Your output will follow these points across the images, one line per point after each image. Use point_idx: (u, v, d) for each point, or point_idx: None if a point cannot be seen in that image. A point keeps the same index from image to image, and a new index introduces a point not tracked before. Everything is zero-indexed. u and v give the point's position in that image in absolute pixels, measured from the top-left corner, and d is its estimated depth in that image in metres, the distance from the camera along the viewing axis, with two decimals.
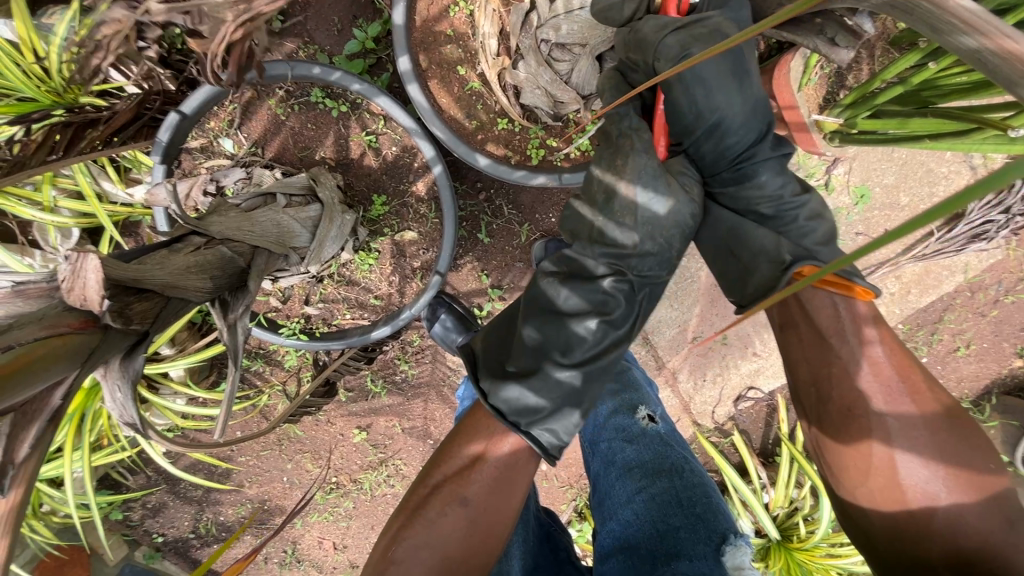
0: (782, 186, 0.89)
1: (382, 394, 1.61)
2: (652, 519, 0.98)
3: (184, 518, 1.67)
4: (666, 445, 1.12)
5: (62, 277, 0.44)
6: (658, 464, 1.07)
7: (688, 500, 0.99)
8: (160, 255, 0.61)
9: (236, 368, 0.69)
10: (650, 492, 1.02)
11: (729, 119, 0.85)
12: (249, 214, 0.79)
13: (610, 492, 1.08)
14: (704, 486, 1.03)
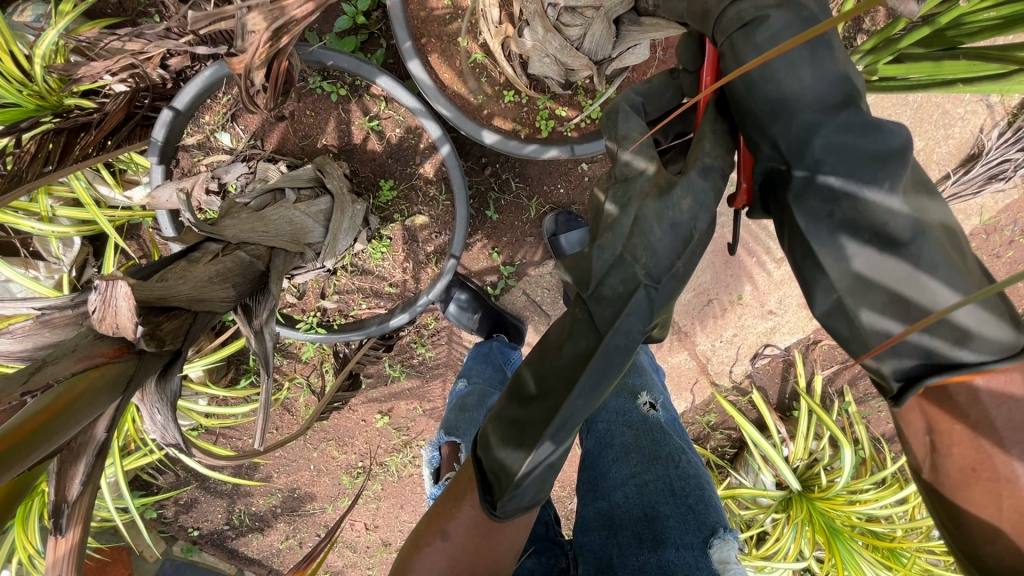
0: (824, 203, 0.61)
1: (402, 378, 1.61)
2: (642, 503, 0.90)
3: (216, 511, 1.70)
4: (665, 433, 1.01)
5: (92, 307, 0.43)
6: (655, 451, 0.97)
7: (681, 489, 0.90)
8: (179, 267, 0.58)
9: (268, 374, 0.68)
10: (644, 478, 0.93)
11: (797, 93, 0.60)
12: (261, 214, 0.76)
13: (604, 476, 0.98)
14: (698, 477, 0.93)
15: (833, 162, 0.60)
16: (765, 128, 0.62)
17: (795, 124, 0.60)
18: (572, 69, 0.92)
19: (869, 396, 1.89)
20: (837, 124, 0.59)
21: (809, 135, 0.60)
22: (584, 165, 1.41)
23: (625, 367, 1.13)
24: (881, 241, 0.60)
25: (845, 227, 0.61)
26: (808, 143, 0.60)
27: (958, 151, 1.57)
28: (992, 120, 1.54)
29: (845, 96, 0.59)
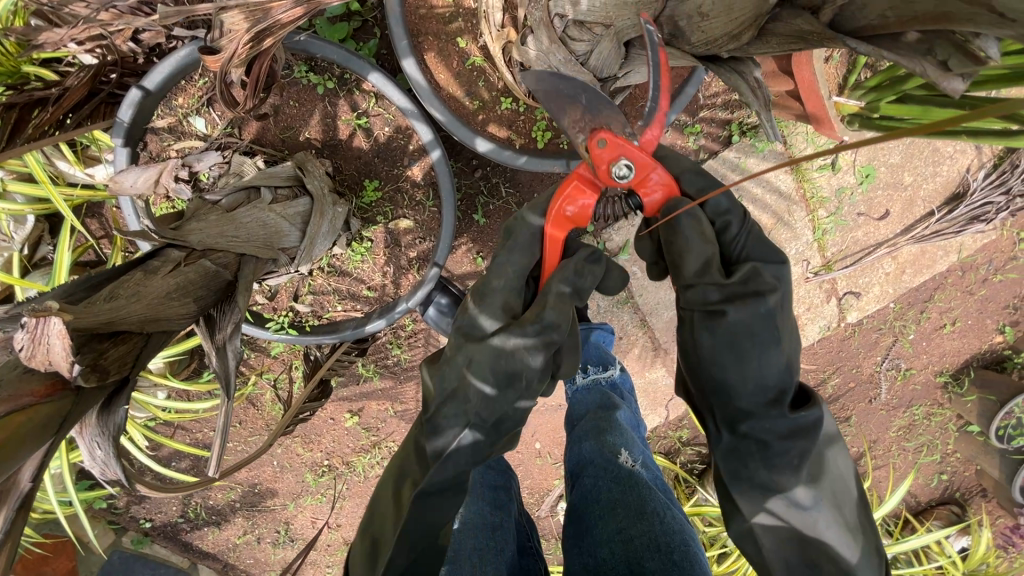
0: (761, 451, 0.76)
1: (375, 378, 1.56)
2: (625, 559, 0.87)
3: (171, 503, 1.63)
4: (650, 487, 0.99)
5: (19, 344, 0.37)
6: (641, 506, 0.95)
7: (665, 545, 0.88)
8: (134, 279, 0.53)
9: (227, 395, 0.63)
10: (628, 534, 0.91)
11: (750, 366, 0.75)
12: (231, 215, 0.71)
13: (590, 531, 0.96)
14: (683, 534, 0.91)
15: (753, 441, 0.76)
16: (726, 381, 0.76)
17: (736, 383, 0.75)
18: None
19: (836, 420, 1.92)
20: (752, 394, 0.75)
21: (744, 396, 0.76)
22: (577, 175, 1.38)
23: (605, 421, 1.10)
24: (780, 498, 0.75)
25: (766, 477, 0.76)
26: (747, 405, 0.76)
27: (943, 189, 1.58)
28: (977, 161, 1.56)
29: (786, 377, 0.75)
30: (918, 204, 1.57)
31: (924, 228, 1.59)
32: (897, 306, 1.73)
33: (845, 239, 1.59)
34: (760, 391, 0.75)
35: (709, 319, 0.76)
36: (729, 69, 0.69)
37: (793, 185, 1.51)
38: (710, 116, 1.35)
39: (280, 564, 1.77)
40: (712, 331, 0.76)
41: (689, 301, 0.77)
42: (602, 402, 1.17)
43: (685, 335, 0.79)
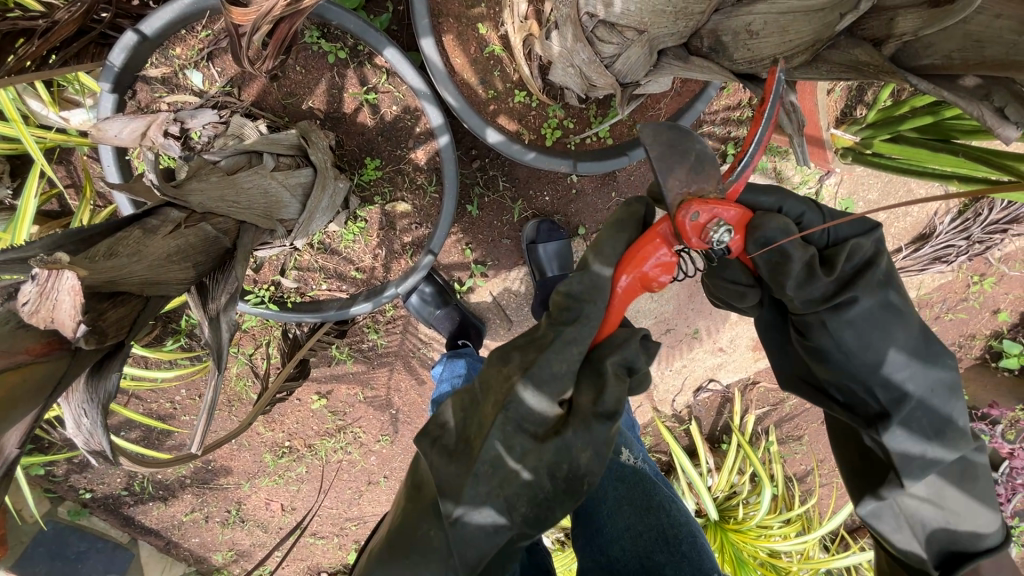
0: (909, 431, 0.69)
1: (347, 362, 1.51)
2: (636, 554, 0.88)
3: (115, 475, 1.53)
4: (653, 482, 1.00)
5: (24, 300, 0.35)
6: (647, 500, 0.95)
7: (673, 536, 0.89)
8: (133, 235, 0.49)
9: (219, 370, 0.60)
10: (636, 529, 0.91)
11: (877, 332, 0.69)
12: (233, 178, 0.67)
13: (597, 528, 0.94)
14: (689, 525, 0.92)
15: (909, 426, 0.69)
16: (867, 373, 0.69)
17: (875, 361, 0.69)
18: (595, 85, 0.86)
19: (790, 438, 1.99)
20: (887, 383, 0.69)
21: (888, 371, 0.69)
22: (574, 177, 1.38)
23: None
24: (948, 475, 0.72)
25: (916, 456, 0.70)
26: (891, 383, 0.69)
27: (912, 229, 1.65)
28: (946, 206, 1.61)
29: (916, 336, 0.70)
30: (888, 240, 1.63)
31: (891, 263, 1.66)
32: None
33: None
34: (888, 376, 0.69)
35: (837, 310, 0.68)
36: (767, 90, 0.64)
37: None
38: (708, 134, 1.38)
39: (227, 545, 1.70)
40: (853, 323, 0.68)
41: (808, 305, 0.68)
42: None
43: (818, 337, 0.70)
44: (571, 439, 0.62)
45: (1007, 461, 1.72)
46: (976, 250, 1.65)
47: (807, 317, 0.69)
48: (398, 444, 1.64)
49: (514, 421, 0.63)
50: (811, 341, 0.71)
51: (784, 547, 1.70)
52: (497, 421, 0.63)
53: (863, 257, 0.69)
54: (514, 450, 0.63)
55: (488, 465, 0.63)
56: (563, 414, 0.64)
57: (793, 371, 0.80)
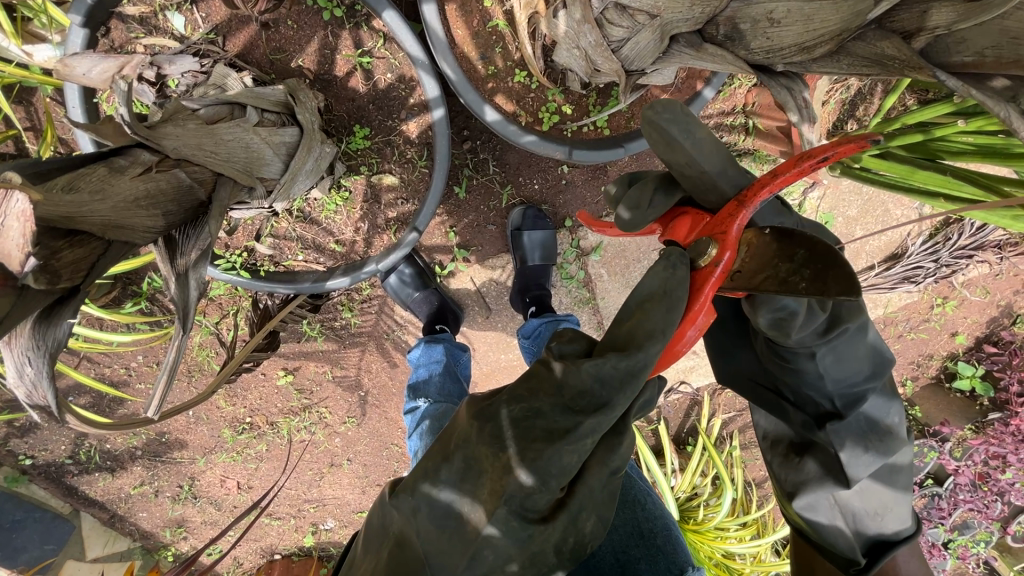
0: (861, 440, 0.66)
1: (318, 339, 1.46)
2: (613, 549, 0.87)
3: (59, 442, 1.45)
4: (630, 477, 1.02)
5: None
6: (623, 495, 0.97)
7: (649, 531, 0.90)
8: (98, 174, 0.45)
9: (183, 327, 0.55)
10: (612, 523, 0.93)
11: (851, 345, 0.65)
12: (212, 128, 0.62)
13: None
14: (664, 520, 0.94)
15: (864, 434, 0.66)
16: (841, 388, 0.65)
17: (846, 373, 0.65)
18: (599, 70, 0.83)
19: (752, 443, 2.03)
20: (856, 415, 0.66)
21: (853, 379, 0.66)
22: (565, 168, 1.35)
23: None
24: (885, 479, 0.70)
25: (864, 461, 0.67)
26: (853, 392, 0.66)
27: (885, 249, 1.68)
28: (919, 228, 1.63)
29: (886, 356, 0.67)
30: (862, 257, 1.65)
31: (862, 279, 1.68)
32: None
33: None
34: (857, 399, 0.66)
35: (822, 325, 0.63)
36: (780, 85, 0.67)
37: None
38: None
39: (176, 522, 1.62)
40: (836, 350, 0.64)
41: (803, 339, 0.62)
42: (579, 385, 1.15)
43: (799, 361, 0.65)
44: (582, 505, 0.57)
45: (953, 478, 1.80)
46: (943, 273, 1.68)
47: (796, 348, 0.64)
48: (364, 427, 1.59)
49: (523, 507, 0.54)
50: (790, 365, 0.66)
51: (739, 549, 1.73)
52: (508, 509, 0.54)
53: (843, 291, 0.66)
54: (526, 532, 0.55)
55: (493, 548, 0.55)
56: (574, 483, 0.57)
57: (743, 377, 0.75)
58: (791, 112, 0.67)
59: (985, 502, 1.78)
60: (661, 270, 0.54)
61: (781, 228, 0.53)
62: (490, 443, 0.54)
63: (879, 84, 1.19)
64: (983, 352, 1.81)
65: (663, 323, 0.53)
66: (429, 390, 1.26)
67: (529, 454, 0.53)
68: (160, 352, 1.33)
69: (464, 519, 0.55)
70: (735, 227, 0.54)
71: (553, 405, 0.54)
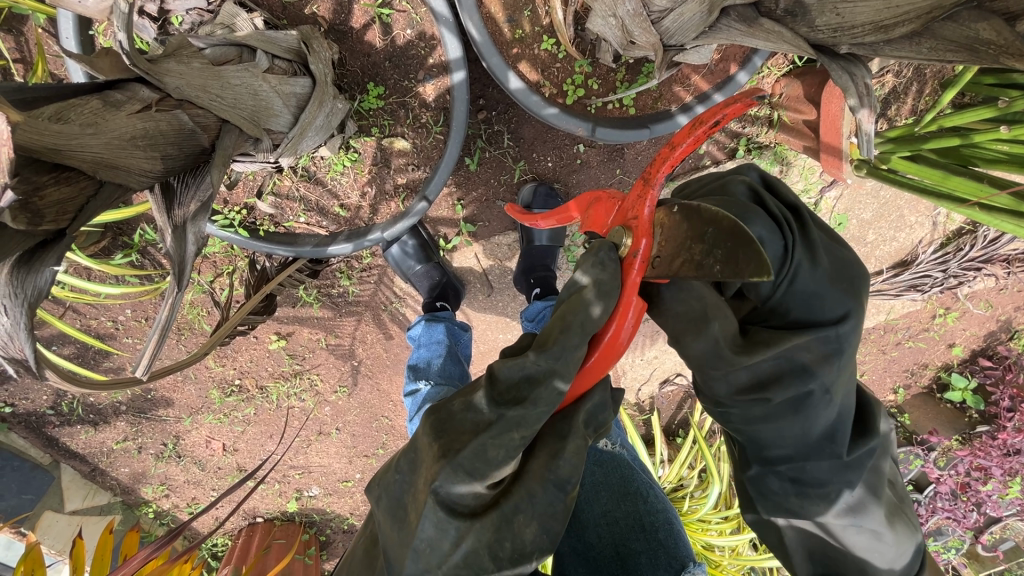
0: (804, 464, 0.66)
1: (314, 306, 1.42)
2: (611, 542, 0.90)
3: (41, 392, 1.41)
4: (632, 469, 1.03)
5: None
6: (625, 488, 0.98)
7: (650, 525, 0.92)
8: (91, 105, 0.40)
9: (178, 283, 0.52)
10: (614, 517, 0.94)
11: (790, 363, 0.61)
12: (218, 70, 0.57)
13: (575, 513, 0.97)
14: (666, 513, 0.95)
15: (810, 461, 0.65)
16: (787, 414, 0.63)
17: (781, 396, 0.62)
18: (635, 42, 0.77)
19: None
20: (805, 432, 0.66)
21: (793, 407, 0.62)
22: (581, 147, 1.30)
23: None
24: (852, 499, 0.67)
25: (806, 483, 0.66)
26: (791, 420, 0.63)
27: (895, 254, 1.63)
28: (931, 236, 1.59)
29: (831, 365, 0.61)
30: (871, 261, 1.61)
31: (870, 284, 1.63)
32: None
33: None
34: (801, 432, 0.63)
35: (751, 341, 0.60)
36: (841, 67, 0.63)
37: None
38: None
39: (158, 480, 1.60)
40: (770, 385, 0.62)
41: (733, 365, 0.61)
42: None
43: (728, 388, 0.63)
44: (523, 511, 0.55)
45: (934, 486, 1.80)
46: (950, 284, 1.65)
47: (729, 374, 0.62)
48: (355, 397, 1.57)
49: (453, 498, 0.54)
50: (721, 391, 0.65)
51: (720, 542, 1.73)
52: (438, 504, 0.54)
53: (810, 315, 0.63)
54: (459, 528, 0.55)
55: (429, 542, 0.55)
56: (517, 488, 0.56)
57: None
58: (850, 96, 0.62)
59: (964, 511, 1.78)
60: (591, 267, 0.55)
61: (688, 207, 0.53)
62: (427, 433, 0.57)
63: (915, 83, 1.14)
64: (978, 366, 1.81)
65: (586, 320, 0.53)
66: (430, 372, 1.24)
67: (455, 446, 0.54)
68: (150, 307, 1.28)
69: (410, 508, 0.58)
70: (646, 210, 0.55)
71: (481, 398, 0.56)
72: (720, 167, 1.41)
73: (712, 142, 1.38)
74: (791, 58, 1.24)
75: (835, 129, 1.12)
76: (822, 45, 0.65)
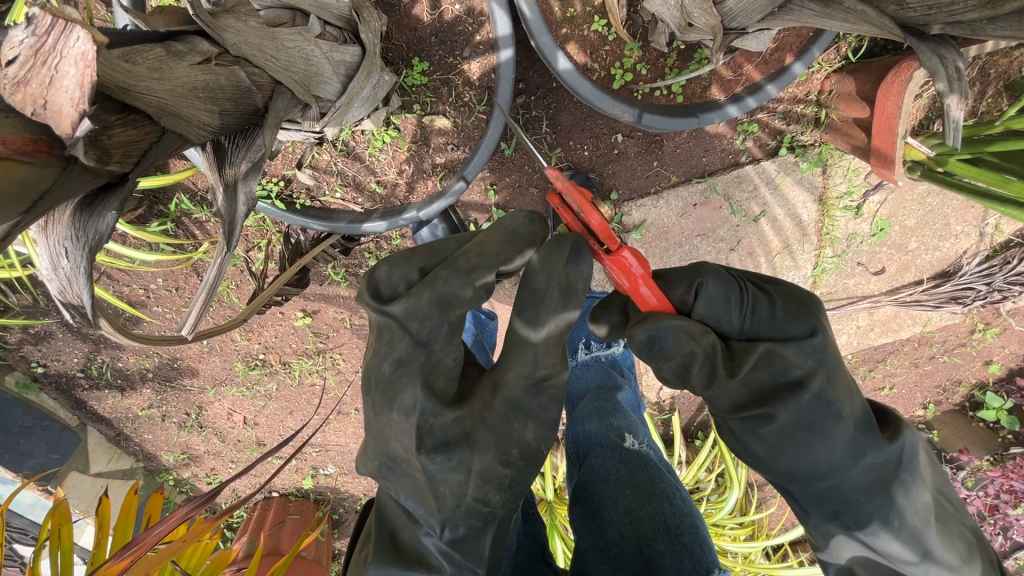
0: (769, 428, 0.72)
1: (340, 285, 1.42)
2: (636, 542, 0.88)
3: (72, 354, 1.43)
4: (658, 470, 1.01)
5: (14, 58, 0.28)
6: (650, 488, 0.95)
7: (676, 528, 0.90)
8: (156, 53, 0.39)
9: (228, 240, 0.51)
10: (637, 517, 0.92)
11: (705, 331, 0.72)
12: (273, 31, 0.56)
13: (598, 509, 0.95)
14: (691, 516, 0.93)
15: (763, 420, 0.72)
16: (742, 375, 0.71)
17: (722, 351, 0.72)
18: (693, 24, 0.74)
19: None
20: (823, 497, 0.73)
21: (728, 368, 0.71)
22: (620, 137, 1.28)
23: (609, 407, 1.08)
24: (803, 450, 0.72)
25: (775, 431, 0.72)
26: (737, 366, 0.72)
27: (936, 264, 1.55)
28: (976, 247, 1.53)
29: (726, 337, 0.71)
30: (912, 269, 1.53)
31: (908, 294, 1.55)
32: (852, 358, 1.67)
33: (837, 282, 1.54)
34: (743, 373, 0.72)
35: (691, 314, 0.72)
36: (930, 49, 0.61)
37: (814, 216, 1.43)
38: (766, 121, 1.29)
39: (180, 448, 1.62)
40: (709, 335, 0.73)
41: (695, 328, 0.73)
42: (604, 381, 1.18)
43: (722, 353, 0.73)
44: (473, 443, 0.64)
45: None
46: (994, 298, 1.57)
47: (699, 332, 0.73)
48: None
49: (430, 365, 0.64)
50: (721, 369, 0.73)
51: (733, 548, 1.69)
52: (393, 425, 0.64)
53: (784, 354, 0.70)
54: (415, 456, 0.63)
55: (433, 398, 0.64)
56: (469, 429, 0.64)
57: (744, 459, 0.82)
58: (939, 81, 0.61)
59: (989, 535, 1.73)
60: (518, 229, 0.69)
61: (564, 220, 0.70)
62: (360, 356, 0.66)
63: (978, 83, 1.08)
64: (1015, 386, 1.72)
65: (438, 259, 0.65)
66: None
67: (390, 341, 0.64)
68: (181, 277, 1.30)
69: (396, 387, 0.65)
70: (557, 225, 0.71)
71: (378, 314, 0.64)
72: (759, 166, 1.35)
73: (752, 138, 1.32)
74: (845, 53, 1.20)
75: (891, 127, 1.07)
76: (911, 23, 0.64)
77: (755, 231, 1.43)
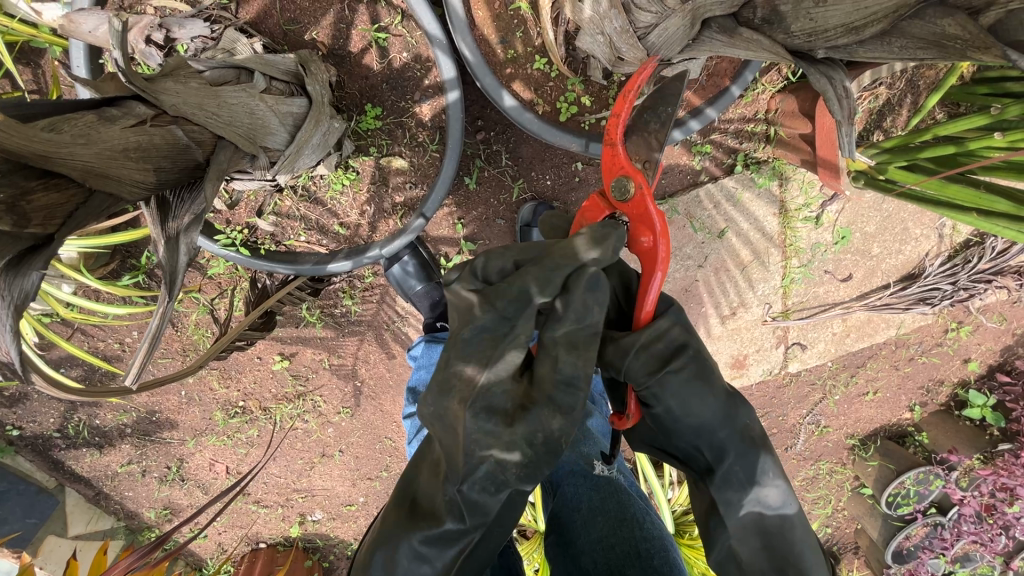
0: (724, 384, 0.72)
1: (317, 325, 1.43)
2: (607, 567, 0.87)
3: (48, 414, 1.42)
4: (630, 494, 1.00)
5: None
6: (621, 512, 0.95)
7: (647, 551, 0.88)
8: (84, 119, 0.42)
9: (166, 289, 0.53)
10: (610, 542, 0.90)
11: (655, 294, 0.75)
12: (214, 89, 0.59)
13: (572, 539, 0.94)
14: (662, 539, 0.93)
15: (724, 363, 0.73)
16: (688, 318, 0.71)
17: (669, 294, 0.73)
18: (623, 59, 0.79)
19: None
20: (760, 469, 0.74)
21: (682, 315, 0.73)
22: (579, 165, 1.32)
23: (579, 434, 1.09)
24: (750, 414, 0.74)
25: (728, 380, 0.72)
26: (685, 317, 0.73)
27: (901, 267, 1.58)
28: (938, 248, 1.57)
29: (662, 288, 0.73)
30: (878, 273, 1.57)
31: (877, 298, 1.58)
32: (833, 365, 1.69)
33: (808, 291, 1.57)
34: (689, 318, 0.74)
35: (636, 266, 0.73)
36: (819, 72, 0.68)
37: (776, 229, 1.47)
38: (719, 141, 1.35)
39: (162, 504, 1.59)
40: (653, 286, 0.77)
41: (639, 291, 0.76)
42: None
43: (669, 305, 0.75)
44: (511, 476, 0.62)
45: (958, 508, 1.70)
46: (961, 296, 1.60)
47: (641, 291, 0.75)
48: (358, 418, 1.56)
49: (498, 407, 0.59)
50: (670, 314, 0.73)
51: None
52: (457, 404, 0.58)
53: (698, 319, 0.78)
54: (484, 451, 0.58)
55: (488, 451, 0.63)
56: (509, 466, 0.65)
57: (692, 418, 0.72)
58: (830, 101, 0.67)
59: (991, 535, 1.70)
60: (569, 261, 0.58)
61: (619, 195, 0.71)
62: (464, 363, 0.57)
63: (909, 94, 1.15)
64: (996, 381, 1.74)
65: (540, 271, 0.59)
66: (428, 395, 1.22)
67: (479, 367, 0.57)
68: None
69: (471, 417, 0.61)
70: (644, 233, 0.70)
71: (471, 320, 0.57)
72: (717, 183, 1.40)
73: (708, 158, 1.37)
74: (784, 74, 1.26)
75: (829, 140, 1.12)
76: (797, 50, 0.69)
77: (720, 246, 1.47)
